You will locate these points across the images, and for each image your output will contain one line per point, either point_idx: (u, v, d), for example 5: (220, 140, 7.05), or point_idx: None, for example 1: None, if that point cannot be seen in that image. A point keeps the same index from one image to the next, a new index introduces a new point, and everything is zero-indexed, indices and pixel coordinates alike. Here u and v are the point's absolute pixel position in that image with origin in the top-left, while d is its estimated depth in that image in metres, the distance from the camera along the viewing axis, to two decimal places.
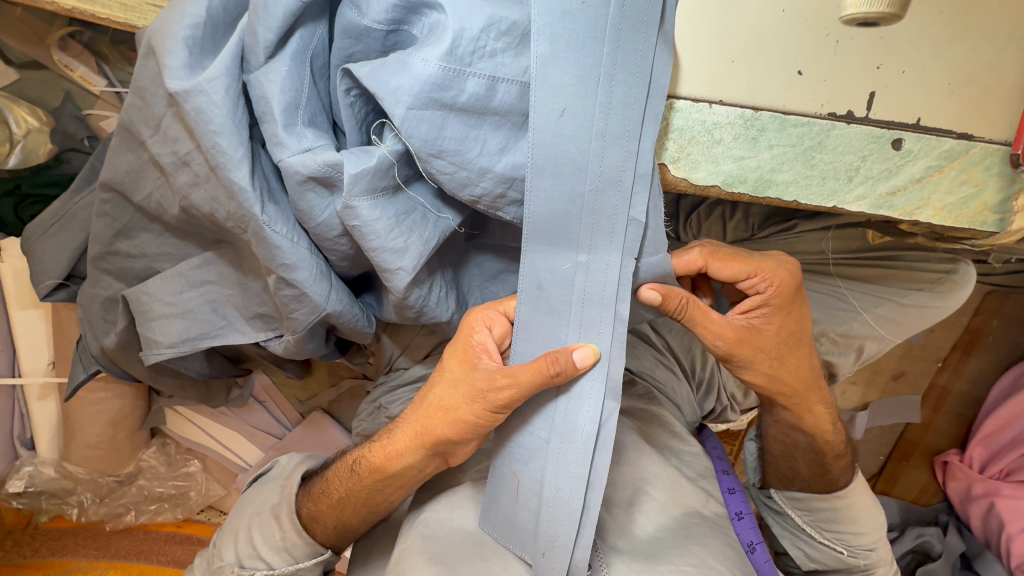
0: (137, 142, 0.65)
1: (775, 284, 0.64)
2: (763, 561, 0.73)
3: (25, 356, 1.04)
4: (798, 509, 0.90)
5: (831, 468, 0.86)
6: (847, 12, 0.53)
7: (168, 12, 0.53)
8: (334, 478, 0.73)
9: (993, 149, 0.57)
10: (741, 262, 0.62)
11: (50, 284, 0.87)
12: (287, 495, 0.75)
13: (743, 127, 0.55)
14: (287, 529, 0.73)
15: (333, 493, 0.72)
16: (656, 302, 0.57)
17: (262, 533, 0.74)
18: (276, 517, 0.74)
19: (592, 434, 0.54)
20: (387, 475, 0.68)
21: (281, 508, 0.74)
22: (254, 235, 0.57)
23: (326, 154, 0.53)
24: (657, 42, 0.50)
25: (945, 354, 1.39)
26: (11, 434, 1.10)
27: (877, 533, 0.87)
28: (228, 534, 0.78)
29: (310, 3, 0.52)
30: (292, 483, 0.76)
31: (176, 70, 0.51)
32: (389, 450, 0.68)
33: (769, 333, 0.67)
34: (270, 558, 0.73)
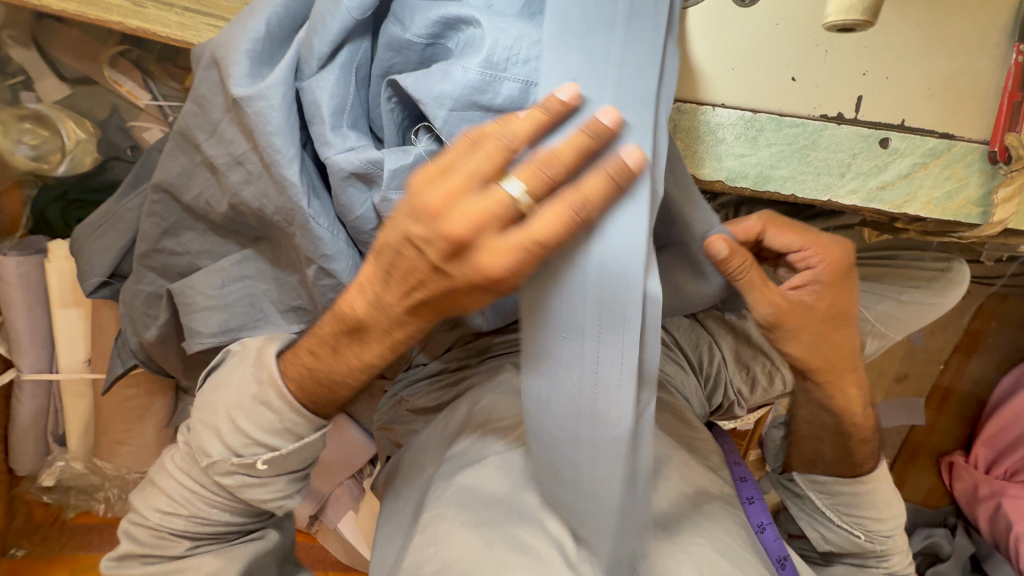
0: (191, 146, 0.72)
1: (827, 261, 0.73)
2: (772, 541, 0.79)
3: (63, 353, 1.09)
4: (819, 492, 0.95)
5: (853, 451, 0.91)
6: (826, 20, 0.51)
7: (234, 29, 0.61)
8: (316, 348, 0.64)
9: (972, 147, 0.62)
10: (795, 234, 0.71)
11: (96, 281, 0.94)
12: (270, 376, 0.67)
13: (744, 127, 0.61)
14: (281, 411, 0.67)
15: (315, 366, 0.64)
16: (722, 255, 0.60)
17: (248, 419, 0.67)
18: (266, 403, 0.66)
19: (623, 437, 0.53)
20: (376, 340, 0.59)
21: (268, 392, 0.66)
22: (300, 227, 0.63)
23: (368, 152, 0.59)
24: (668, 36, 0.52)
25: (947, 356, 1.42)
26: (45, 430, 1.15)
27: (897, 520, 0.91)
28: (201, 430, 0.70)
29: (358, 22, 0.59)
30: (268, 361, 0.68)
31: (240, 78, 0.59)
32: (371, 312, 0.56)
33: (819, 310, 0.74)
34: (266, 439, 0.68)
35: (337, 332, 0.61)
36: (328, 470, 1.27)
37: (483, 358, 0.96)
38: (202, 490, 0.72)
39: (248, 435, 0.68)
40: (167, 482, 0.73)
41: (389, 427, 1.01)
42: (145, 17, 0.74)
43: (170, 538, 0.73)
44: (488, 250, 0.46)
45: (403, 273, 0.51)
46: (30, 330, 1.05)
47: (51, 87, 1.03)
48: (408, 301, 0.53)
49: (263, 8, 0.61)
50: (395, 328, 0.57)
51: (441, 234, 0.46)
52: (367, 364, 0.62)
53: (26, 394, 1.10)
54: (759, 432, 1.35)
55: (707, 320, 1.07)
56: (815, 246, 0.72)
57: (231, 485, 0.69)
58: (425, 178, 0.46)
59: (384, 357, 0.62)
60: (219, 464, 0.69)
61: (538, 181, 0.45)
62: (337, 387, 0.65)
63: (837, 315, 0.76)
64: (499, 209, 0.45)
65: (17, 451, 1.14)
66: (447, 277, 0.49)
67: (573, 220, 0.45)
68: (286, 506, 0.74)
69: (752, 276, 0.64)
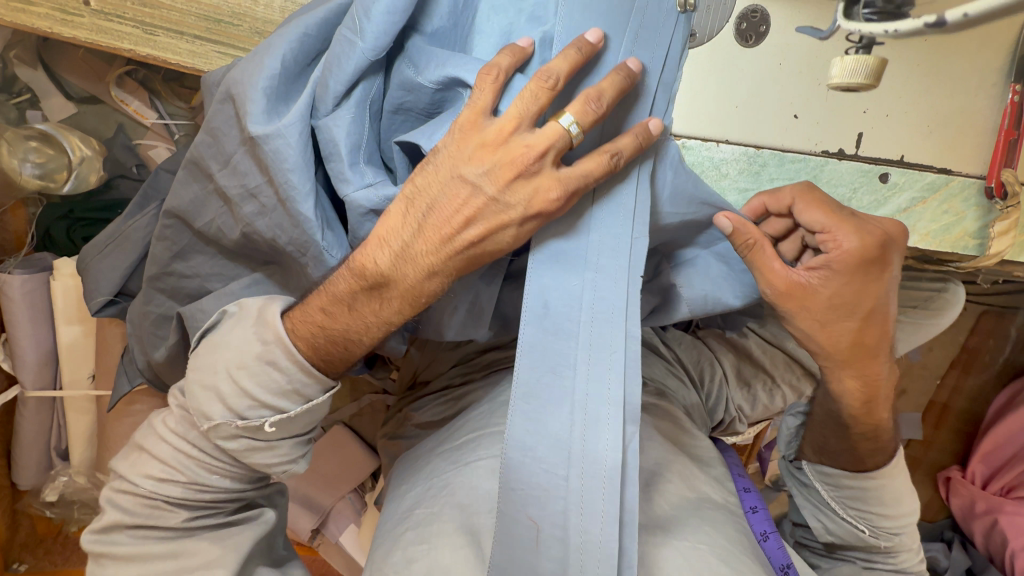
0: (203, 175, 0.73)
1: (847, 251, 0.60)
2: (774, 549, 0.80)
3: (67, 370, 1.09)
4: (825, 483, 0.90)
5: (860, 449, 0.87)
6: (831, 79, 0.58)
7: (250, 66, 0.63)
8: (331, 306, 0.63)
9: (970, 182, 0.64)
10: (823, 211, 0.60)
11: (102, 300, 0.94)
12: (276, 336, 0.63)
13: (746, 163, 0.63)
14: (290, 372, 0.64)
15: (330, 324, 0.63)
16: (726, 232, 0.59)
17: (255, 379, 0.63)
18: (273, 363, 0.63)
19: (616, 465, 0.55)
20: (397, 295, 0.60)
21: (274, 351, 0.63)
22: (313, 257, 0.66)
23: (387, 189, 0.62)
24: (658, 89, 0.56)
25: (944, 372, 1.43)
26: (48, 444, 1.15)
27: (909, 517, 0.87)
28: (198, 393, 0.65)
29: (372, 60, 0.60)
30: (273, 321, 0.64)
31: (257, 116, 0.61)
32: (393, 267, 0.58)
33: (825, 297, 0.63)
34: (274, 403, 0.64)
35: (355, 288, 0.61)
36: (336, 480, 1.28)
37: (485, 371, 0.97)
38: (203, 454, 0.70)
39: (252, 396, 0.64)
40: (163, 454, 0.70)
41: (393, 440, 1.02)
42: (157, 46, 0.75)
43: (163, 507, 0.71)
44: (547, 185, 0.53)
45: (443, 218, 0.56)
46: (35, 346, 1.06)
47: (57, 106, 1.04)
48: (442, 249, 0.57)
49: (278, 45, 0.62)
50: (419, 281, 0.59)
51: (503, 165, 0.53)
52: (384, 320, 0.63)
53: (30, 409, 1.10)
54: (759, 445, 1.40)
55: (707, 338, 1.11)
56: (840, 227, 0.60)
57: (235, 450, 0.67)
58: (474, 129, 0.54)
59: (396, 313, 0.62)
60: (222, 429, 0.65)
61: (586, 115, 0.51)
62: (358, 347, 0.65)
63: (850, 309, 0.64)
64: (553, 141, 0.52)
65: (20, 466, 1.14)
66: (504, 208, 0.55)
67: (609, 168, 0.53)
68: (289, 470, 0.71)
69: (764, 253, 0.60)
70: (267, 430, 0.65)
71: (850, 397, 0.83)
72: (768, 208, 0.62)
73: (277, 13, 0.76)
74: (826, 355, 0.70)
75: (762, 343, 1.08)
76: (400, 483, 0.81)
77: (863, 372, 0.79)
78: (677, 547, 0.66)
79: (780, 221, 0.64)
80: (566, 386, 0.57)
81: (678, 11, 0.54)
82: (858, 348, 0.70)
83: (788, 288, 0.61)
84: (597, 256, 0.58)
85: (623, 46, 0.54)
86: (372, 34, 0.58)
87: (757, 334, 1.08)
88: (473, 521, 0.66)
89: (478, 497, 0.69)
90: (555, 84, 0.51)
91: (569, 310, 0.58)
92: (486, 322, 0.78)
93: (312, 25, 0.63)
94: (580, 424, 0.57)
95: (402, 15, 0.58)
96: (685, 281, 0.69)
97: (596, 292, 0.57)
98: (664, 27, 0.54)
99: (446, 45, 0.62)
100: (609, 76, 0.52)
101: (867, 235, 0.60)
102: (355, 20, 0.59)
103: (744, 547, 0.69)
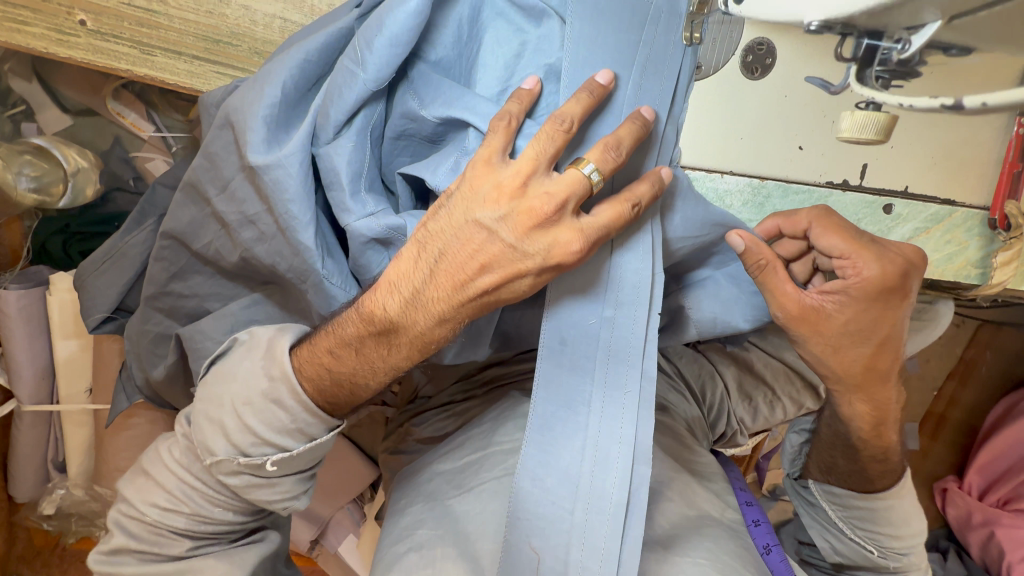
0: (201, 198, 0.72)
1: (864, 277, 0.61)
2: (778, 562, 0.79)
3: (64, 383, 1.08)
4: (833, 503, 0.90)
5: (869, 471, 0.85)
6: (843, 135, 0.57)
7: (249, 93, 0.62)
8: (338, 349, 0.62)
9: (974, 213, 0.65)
10: (841, 236, 0.60)
11: (100, 317, 0.94)
12: (283, 372, 0.63)
13: (751, 194, 0.64)
14: (296, 410, 0.63)
15: (336, 366, 0.63)
16: (738, 250, 0.59)
17: (262, 419, 0.64)
18: (278, 401, 0.63)
19: (621, 502, 0.56)
20: (405, 342, 0.59)
21: (280, 389, 0.63)
22: (313, 285, 0.66)
23: (389, 219, 0.61)
24: (668, 122, 0.56)
25: (941, 384, 1.44)
26: (45, 457, 1.15)
27: (916, 538, 0.87)
28: (205, 426, 0.66)
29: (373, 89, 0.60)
30: (281, 358, 0.64)
31: (257, 145, 0.60)
32: (402, 314, 0.57)
33: (839, 322, 0.63)
34: (278, 440, 0.64)
35: (363, 334, 0.60)
36: (334, 491, 1.27)
37: (486, 388, 0.97)
38: (204, 486, 0.69)
39: (256, 433, 0.64)
40: (167, 477, 0.70)
41: (393, 455, 1.02)
42: (154, 66, 0.78)
43: (168, 536, 0.70)
44: (564, 234, 0.52)
45: (454, 265, 0.55)
46: (31, 360, 1.05)
47: (53, 119, 1.02)
48: (455, 295, 0.56)
49: (279, 72, 0.62)
50: (429, 327, 0.58)
51: (521, 212, 0.52)
52: (392, 365, 0.62)
53: (26, 423, 1.09)
54: (757, 457, 1.37)
55: (708, 351, 1.09)
56: (861, 254, 0.60)
57: (236, 485, 0.66)
58: (486, 174, 0.53)
59: (407, 359, 0.61)
60: (221, 466, 0.66)
61: (606, 163, 0.51)
62: (365, 389, 0.64)
63: (865, 336, 0.64)
64: (573, 187, 0.51)
65: (17, 479, 1.13)
66: (521, 256, 0.53)
67: (628, 217, 0.52)
68: (291, 507, 0.70)
69: (776, 276, 0.60)
70: (269, 468, 0.65)
71: (861, 420, 0.80)
72: (782, 230, 0.63)
73: (277, 34, 0.79)
74: (839, 379, 0.71)
75: (765, 357, 1.07)
76: (399, 500, 0.81)
77: (874, 398, 0.76)
78: (678, 563, 0.66)
79: (794, 243, 0.65)
80: (578, 421, 0.58)
81: (685, 45, 0.54)
82: (872, 373, 0.70)
83: (800, 312, 0.62)
84: (613, 294, 0.58)
85: (633, 79, 0.53)
86: (374, 66, 0.57)
87: (759, 347, 1.07)
88: (475, 546, 0.66)
89: (489, 520, 0.67)
90: (570, 128, 0.50)
91: (586, 347, 0.58)
92: (486, 342, 0.78)
93: (312, 51, 0.62)
94: (590, 460, 0.57)
95: (405, 47, 0.57)
96: (694, 303, 0.69)
97: (614, 331, 0.58)
98: (670, 64, 0.54)
99: (450, 73, 0.61)
100: (626, 124, 0.51)
101: (887, 263, 0.61)
102: (357, 51, 0.58)
103: (748, 565, 0.69)
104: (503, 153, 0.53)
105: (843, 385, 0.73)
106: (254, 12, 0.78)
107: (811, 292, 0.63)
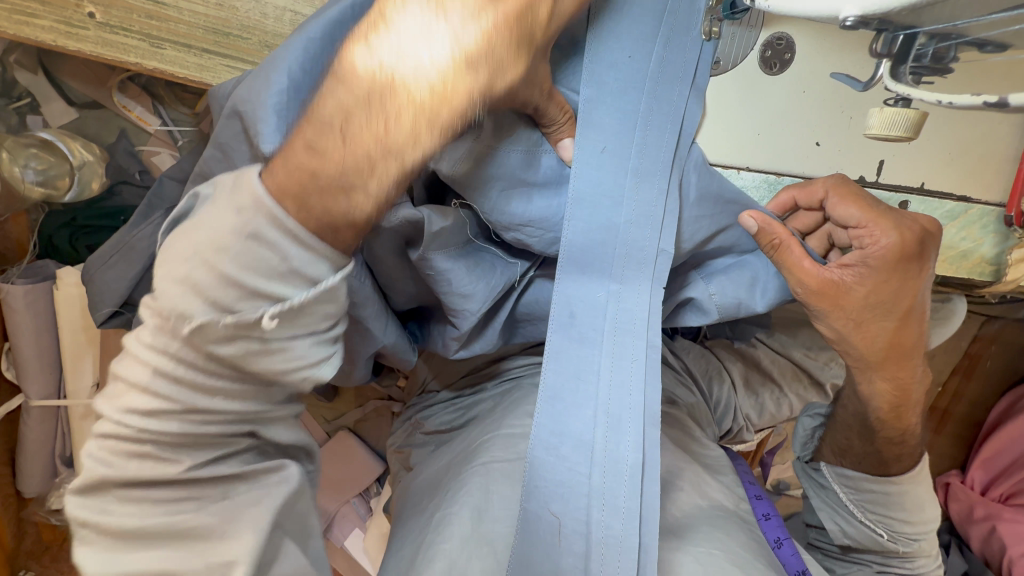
0: (213, 190, 0.72)
1: (882, 247, 0.59)
2: (789, 556, 0.79)
3: (71, 378, 1.08)
4: (845, 486, 0.86)
5: (884, 453, 0.81)
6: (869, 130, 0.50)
7: (256, 84, 0.62)
8: (314, 139, 0.42)
9: (990, 210, 0.64)
10: (859, 207, 0.59)
11: (108, 312, 0.94)
12: (254, 193, 0.41)
13: (767, 189, 0.63)
14: (275, 239, 0.41)
15: (310, 169, 0.42)
16: (750, 231, 0.59)
17: (235, 257, 0.40)
18: (260, 231, 0.41)
19: (636, 464, 0.57)
20: (380, 134, 0.43)
21: (258, 213, 0.41)
22: None
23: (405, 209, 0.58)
24: (690, 95, 0.56)
25: (945, 379, 1.43)
26: (53, 452, 1.14)
27: (928, 524, 0.84)
28: (161, 288, 0.41)
29: None
30: (246, 179, 0.42)
31: (269, 134, 0.59)
32: (381, 94, 0.42)
33: (858, 296, 0.62)
34: (269, 284, 0.42)
35: (341, 110, 0.42)
36: (340, 484, 1.27)
37: (496, 381, 0.96)
38: (192, 376, 0.43)
39: (238, 282, 0.41)
40: (140, 383, 0.43)
41: (403, 448, 1.02)
42: (164, 59, 0.77)
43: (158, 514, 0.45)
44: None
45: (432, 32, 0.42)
46: (39, 354, 1.05)
47: (58, 111, 1.01)
48: (457, 61, 0.42)
49: (287, 56, 0.61)
50: (423, 123, 0.43)
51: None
52: (372, 171, 0.44)
53: (35, 418, 1.10)
54: (762, 452, 1.35)
55: (715, 347, 1.11)
56: (878, 222, 0.59)
57: (233, 358, 0.43)
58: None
59: (412, 132, 0.43)
60: (216, 333, 0.41)
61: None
62: (361, 182, 0.43)
63: (887, 309, 0.63)
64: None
65: (24, 474, 1.13)
66: (521, 19, 0.45)
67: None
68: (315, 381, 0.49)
69: (791, 253, 0.59)
70: (270, 323, 0.42)
71: (881, 399, 0.76)
72: (797, 203, 0.61)
73: (287, 27, 0.79)
74: (859, 357, 0.70)
75: (772, 354, 1.08)
76: (418, 492, 0.78)
77: (896, 377, 0.73)
78: (692, 550, 0.66)
79: (810, 215, 0.63)
80: (589, 391, 0.58)
81: (703, 39, 0.56)
82: (895, 350, 0.69)
83: (820, 287, 0.60)
84: (621, 265, 0.58)
85: (656, 54, 0.55)
86: None
87: (766, 344, 1.09)
88: (488, 529, 0.65)
89: (493, 500, 0.67)
90: None
91: (593, 319, 0.58)
92: (495, 331, 0.77)
93: (314, 34, 0.62)
94: (602, 426, 0.57)
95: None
96: (717, 288, 0.68)
97: (615, 303, 0.58)
98: (688, 50, 0.55)
99: None
100: None
101: (905, 231, 0.59)
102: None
103: (760, 553, 0.70)
104: None
105: (862, 363, 0.71)
106: (264, 4, 0.77)
107: (829, 266, 0.62)
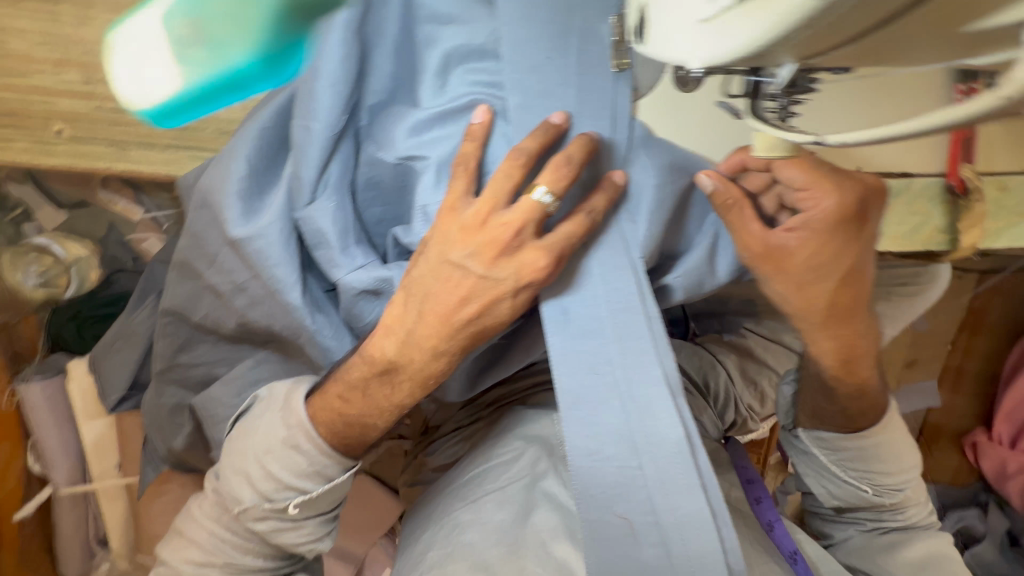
0: (192, 274, 0.76)
1: (819, 209, 0.61)
2: (782, 537, 0.78)
3: (94, 462, 1.13)
4: (823, 448, 0.85)
5: (851, 411, 0.81)
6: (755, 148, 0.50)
7: (219, 172, 0.67)
8: (347, 393, 0.66)
9: (933, 182, 0.67)
10: (800, 168, 0.59)
11: (117, 397, 0.99)
12: (300, 421, 0.66)
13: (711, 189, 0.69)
14: (314, 453, 0.66)
15: (346, 409, 0.66)
16: (706, 190, 0.60)
17: (281, 464, 0.67)
18: (297, 446, 0.66)
19: (681, 438, 0.54)
20: (406, 378, 0.63)
21: (298, 436, 0.66)
22: (307, 340, 0.70)
23: (378, 271, 0.66)
24: (619, 77, 0.57)
25: (954, 337, 1.37)
26: (86, 534, 1.18)
27: (909, 472, 0.83)
28: (232, 478, 0.69)
29: (339, 143, 0.64)
30: (297, 406, 0.67)
31: (236, 220, 0.66)
32: (400, 352, 0.61)
33: (801, 257, 0.63)
34: (299, 483, 0.67)
35: (367, 375, 0.64)
36: (365, 526, 1.29)
37: (492, 409, 0.97)
38: (232, 541, 0.72)
39: (281, 481, 0.67)
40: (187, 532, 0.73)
41: (414, 487, 1.04)
42: (132, 159, 0.83)
43: None
44: (527, 254, 0.55)
45: (440, 305, 0.58)
46: (63, 444, 1.10)
47: (50, 215, 1.08)
48: (444, 329, 0.59)
49: (240, 147, 0.66)
50: (426, 362, 0.61)
51: (486, 244, 0.56)
52: (397, 402, 0.65)
53: (66, 505, 1.15)
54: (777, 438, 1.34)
55: (706, 342, 1.11)
56: (819, 184, 0.60)
57: (265, 531, 0.69)
58: (453, 221, 0.57)
59: (414, 391, 0.64)
60: (253, 515, 0.69)
61: (558, 182, 0.54)
62: (375, 426, 0.67)
63: (829, 271, 0.65)
64: (529, 213, 0.54)
65: (64, 559, 1.18)
66: (495, 283, 0.57)
67: (589, 224, 0.56)
68: (316, 549, 0.73)
69: (740, 216, 0.60)
70: (293, 511, 0.67)
71: (828, 356, 0.76)
72: (748, 165, 0.61)
73: (241, 110, 0.83)
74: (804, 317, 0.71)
75: (763, 341, 1.08)
76: (416, 527, 0.79)
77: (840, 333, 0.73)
78: None
79: (762, 174, 0.62)
80: (608, 379, 0.56)
81: (616, 72, 0.56)
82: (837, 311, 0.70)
83: (765, 251, 0.62)
84: (603, 269, 0.58)
85: (574, 45, 0.56)
86: (325, 114, 0.61)
87: (755, 332, 1.09)
88: (485, 557, 0.65)
89: (485, 529, 0.68)
90: (527, 160, 0.54)
91: (591, 316, 0.57)
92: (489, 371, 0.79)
93: (268, 118, 0.66)
94: (631, 411, 0.55)
95: (346, 89, 0.61)
96: (682, 272, 0.65)
97: (610, 289, 0.57)
98: (599, 78, 0.56)
99: (398, 101, 0.64)
100: (575, 141, 0.55)
101: (843, 191, 0.61)
102: (304, 107, 0.62)
103: (754, 542, 0.71)
104: (467, 196, 0.57)
105: (807, 323, 0.72)
106: None
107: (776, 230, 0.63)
